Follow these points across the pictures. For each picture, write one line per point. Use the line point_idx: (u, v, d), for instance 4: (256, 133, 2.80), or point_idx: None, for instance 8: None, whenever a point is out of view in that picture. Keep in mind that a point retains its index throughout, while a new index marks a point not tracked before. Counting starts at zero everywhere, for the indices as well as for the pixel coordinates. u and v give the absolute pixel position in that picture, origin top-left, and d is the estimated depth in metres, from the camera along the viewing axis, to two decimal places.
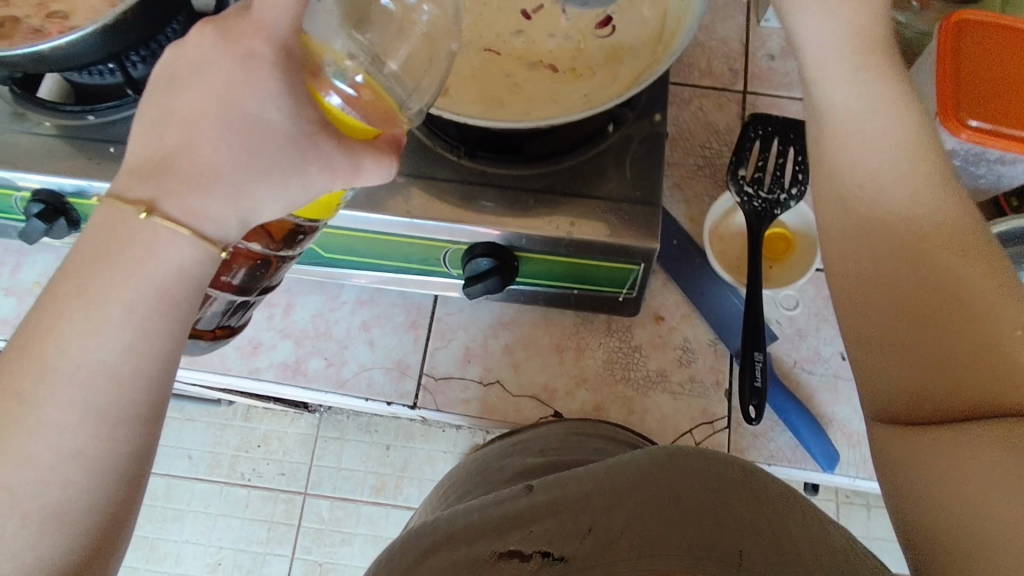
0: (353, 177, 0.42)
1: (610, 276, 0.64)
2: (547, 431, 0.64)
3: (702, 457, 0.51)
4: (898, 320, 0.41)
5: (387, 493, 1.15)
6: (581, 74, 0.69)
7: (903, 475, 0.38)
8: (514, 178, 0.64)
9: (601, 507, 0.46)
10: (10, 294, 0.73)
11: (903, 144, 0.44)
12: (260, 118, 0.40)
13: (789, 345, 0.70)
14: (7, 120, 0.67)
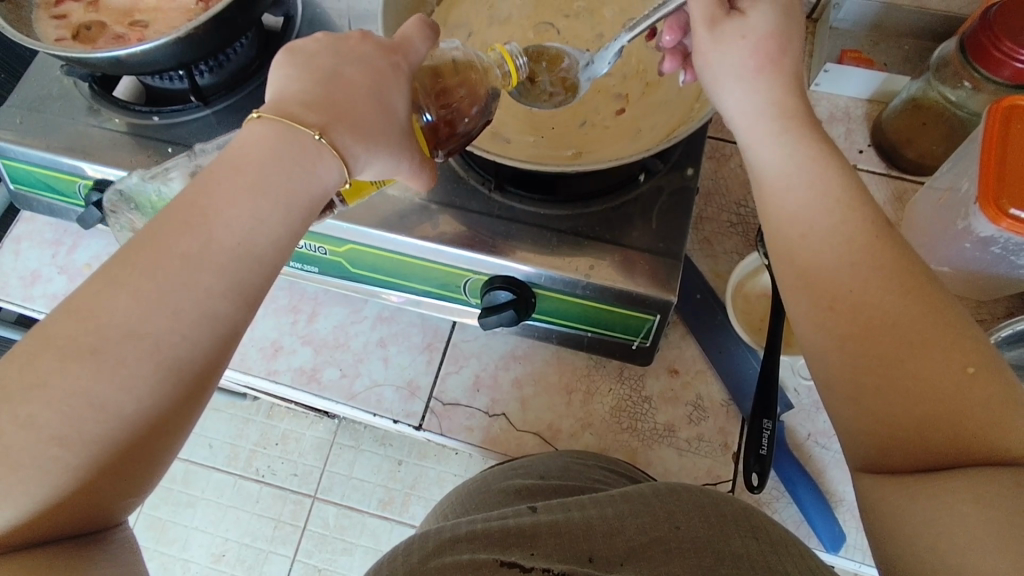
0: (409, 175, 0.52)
1: (625, 324, 0.64)
2: (552, 457, 0.65)
3: (703, 493, 0.54)
4: (867, 374, 0.41)
5: (393, 508, 1.16)
6: (653, 89, 0.70)
7: (900, 535, 0.38)
8: (541, 216, 0.65)
9: (603, 533, 0.49)
10: (63, 273, 0.78)
11: (823, 200, 0.45)
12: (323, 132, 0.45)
13: (804, 416, 0.68)
14: (82, 113, 0.72)
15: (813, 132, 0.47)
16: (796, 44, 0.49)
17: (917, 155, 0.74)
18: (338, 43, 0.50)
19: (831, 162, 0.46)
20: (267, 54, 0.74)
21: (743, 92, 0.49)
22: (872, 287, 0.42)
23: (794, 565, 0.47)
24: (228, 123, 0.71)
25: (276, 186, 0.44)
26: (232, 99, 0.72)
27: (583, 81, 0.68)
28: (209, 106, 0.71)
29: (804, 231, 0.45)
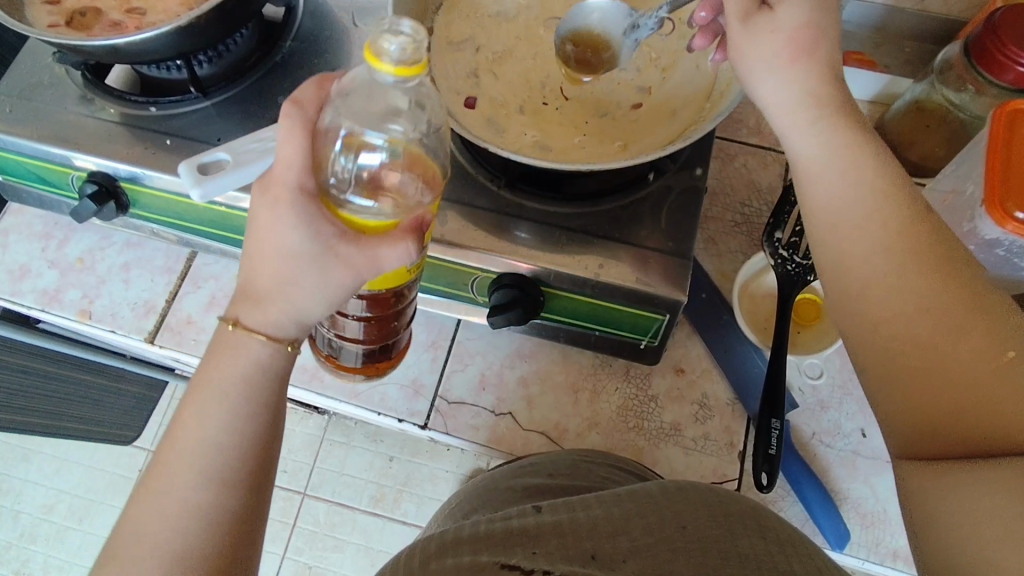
0: (376, 265, 0.43)
1: (633, 323, 0.64)
2: (559, 455, 0.64)
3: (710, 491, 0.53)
4: (900, 364, 0.43)
5: (385, 504, 1.13)
6: (671, 74, 0.67)
7: (929, 523, 0.40)
8: (549, 214, 0.64)
9: (607, 532, 0.48)
10: (53, 267, 0.76)
11: (854, 189, 0.46)
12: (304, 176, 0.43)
13: (809, 415, 0.69)
14: (76, 103, 0.70)
15: (845, 122, 0.48)
16: (817, 45, 0.49)
17: (919, 157, 0.74)
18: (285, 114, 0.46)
19: (865, 151, 0.47)
20: (267, 44, 0.72)
21: (768, 85, 0.50)
22: (903, 275, 0.43)
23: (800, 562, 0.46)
24: (228, 116, 0.69)
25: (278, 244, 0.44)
26: (232, 91, 0.69)
27: (626, 44, 0.67)
28: (208, 97, 0.69)
29: (837, 220, 0.46)
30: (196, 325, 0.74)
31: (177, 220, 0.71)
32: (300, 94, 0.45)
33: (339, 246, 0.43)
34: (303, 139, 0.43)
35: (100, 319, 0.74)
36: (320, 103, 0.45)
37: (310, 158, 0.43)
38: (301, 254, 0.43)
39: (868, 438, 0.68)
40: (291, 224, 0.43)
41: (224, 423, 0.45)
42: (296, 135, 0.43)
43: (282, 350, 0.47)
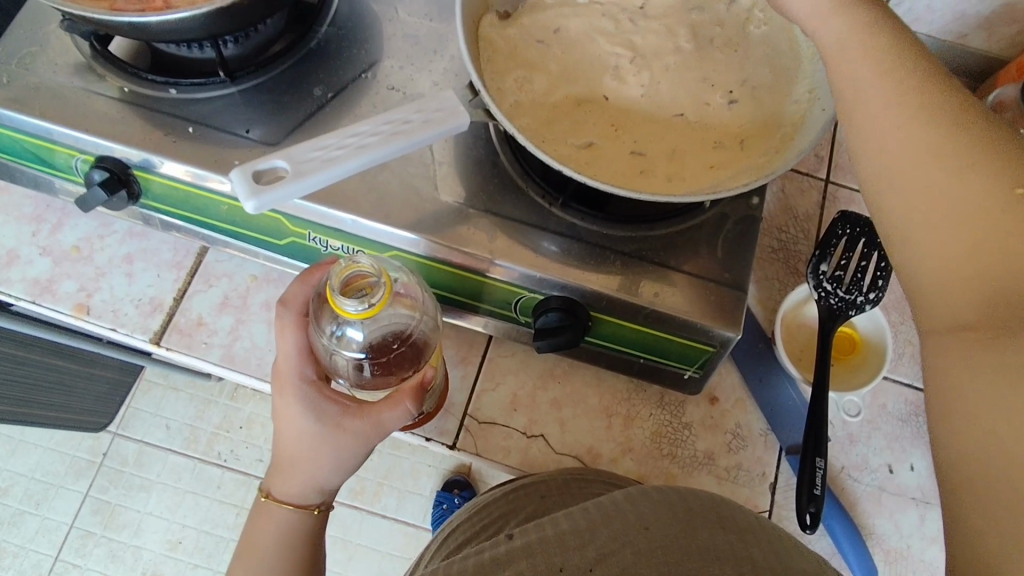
0: (379, 427, 0.52)
1: (681, 353, 0.62)
2: (553, 476, 0.63)
3: (667, 488, 0.50)
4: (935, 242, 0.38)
5: (364, 498, 1.16)
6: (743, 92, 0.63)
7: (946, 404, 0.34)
8: (604, 237, 0.61)
9: (574, 545, 0.43)
10: (45, 254, 0.69)
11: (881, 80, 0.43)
12: (302, 372, 0.53)
13: (840, 448, 0.69)
14: (83, 77, 0.63)
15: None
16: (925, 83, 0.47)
17: None
18: (305, 276, 0.56)
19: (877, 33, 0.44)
20: (302, 28, 0.67)
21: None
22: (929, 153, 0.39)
23: (765, 556, 0.43)
24: (257, 105, 0.63)
25: (291, 439, 0.52)
26: (262, 78, 0.64)
27: None
28: (235, 84, 0.63)
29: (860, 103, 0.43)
30: (206, 328, 0.68)
31: (191, 213, 0.65)
32: (286, 295, 0.55)
33: (345, 422, 0.52)
34: (298, 334, 0.54)
35: (100, 315, 0.67)
36: (302, 301, 0.55)
37: (305, 351, 0.54)
38: (311, 434, 0.52)
39: (894, 474, 0.68)
40: (298, 411, 0.52)
41: (278, 502, 0.55)
42: (289, 330, 0.54)
43: (311, 513, 0.55)
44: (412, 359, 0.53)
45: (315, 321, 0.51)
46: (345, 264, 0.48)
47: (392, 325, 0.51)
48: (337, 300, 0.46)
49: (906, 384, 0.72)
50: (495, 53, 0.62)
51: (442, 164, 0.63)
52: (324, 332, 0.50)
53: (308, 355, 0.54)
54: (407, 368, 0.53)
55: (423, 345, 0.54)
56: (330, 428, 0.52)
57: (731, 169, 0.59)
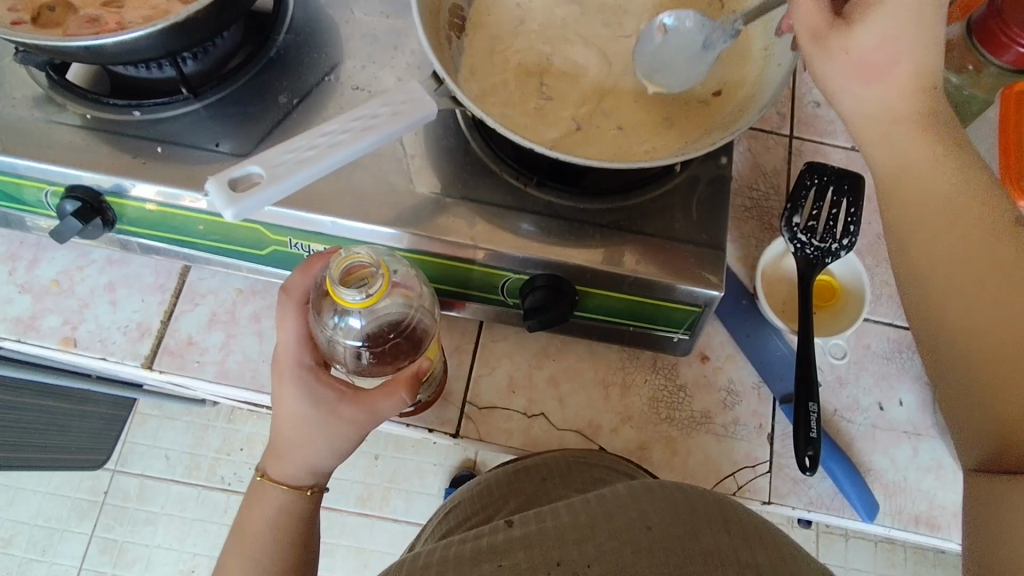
0: (377, 415, 0.53)
1: (669, 317, 0.64)
2: (553, 458, 0.63)
3: (677, 486, 0.48)
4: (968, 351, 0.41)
5: (373, 503, 1.18)
6: None
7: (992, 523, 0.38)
8: (581, 212, 0.62)
9: (575, 540, 0.42)
10: (24, 292, 0.69)
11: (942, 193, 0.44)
12: (298, 357, 0.54)
13: (830, 392, 0.71)
14: (44, 109, 0.62)
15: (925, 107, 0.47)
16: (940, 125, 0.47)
17: None
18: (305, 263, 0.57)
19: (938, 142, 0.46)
20: (261, 38, 0.67)
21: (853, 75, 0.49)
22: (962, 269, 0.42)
23: (768, 562, 0.43)
24: (223, 118, 0.63)
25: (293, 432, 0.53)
26: (225, 92, 0.64)
27: None
28: (199, 99, 0.63)
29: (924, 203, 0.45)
30: (197, 346, 0.68)
31: (169, 233, 0.65)
32: (290, 283, 0.55)
33: (341, 408, 0.52)
34: (297, 322, 0.54)
35: (88, 346, 0.67)
36: (304, 290, 0.55)
37: (304, 340, 0.54)
38: (307, 419, 0.52)
39: (885, 411, 0.70)
40: (295, 395, 0.53)
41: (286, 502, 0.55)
42: (290, 319, 0.54)
43: (305, 495, 0.55)
44: (411, 349, 0.54)
45: (317, 312, 0.51)
46: (345, 254, 0.48)
47: (390, 315, 0.53)
48: (336, 288, 0.47)
49: (887, 324, 0.74)
50: (457, 42, 0.63)
51: (415, 157, 0.63)
52: (326, 322, 0.51)
53: (304, 346, 0.54)
54: (405, 358, 0.54)
55: (423, 334, 0.55)
56: (325, 415, 0.52)
57: (703, 133, 0.60)
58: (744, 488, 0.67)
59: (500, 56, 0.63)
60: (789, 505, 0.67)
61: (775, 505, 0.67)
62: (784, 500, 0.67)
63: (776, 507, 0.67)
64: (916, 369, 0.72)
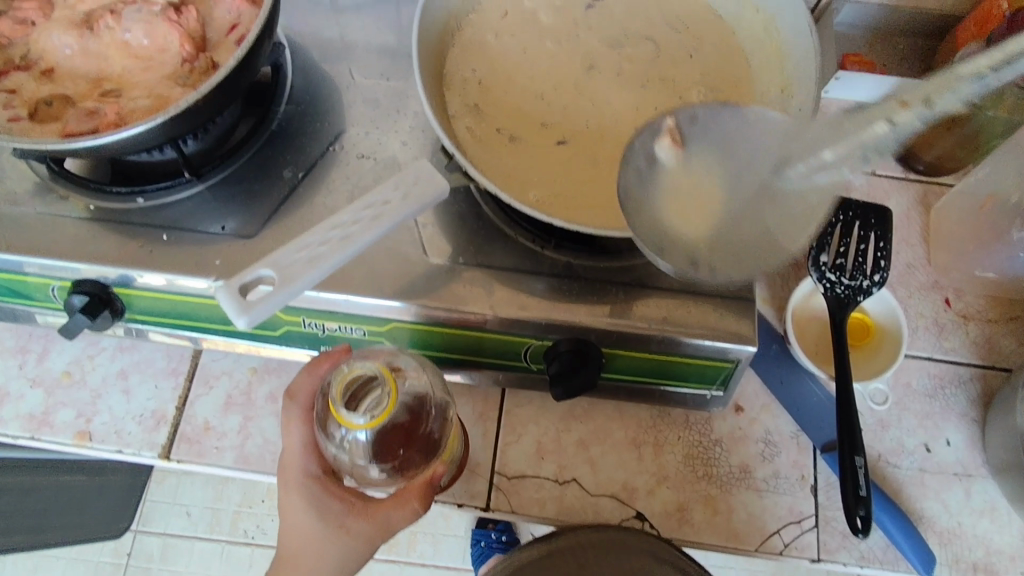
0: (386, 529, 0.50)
1: (701, 374, 0.61)
2: (589, 538, 0.59)
3: None
4: None
5: (399, 549, 1.14)
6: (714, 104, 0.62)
7: None
8: (601, 271, 0.60)
9: None
10: (36, 385, 0.67)
11: None
12: (304, 465, 0.52)
13: (873, 436, 0.67)
14: (47, 202, 0.61)
15: None
16: None
17: (936, 158, 0.76)
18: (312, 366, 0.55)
19: None
20: (261, 111, 0.65)
21: None
22: None
23: None
24: (228, 199, 0.61)
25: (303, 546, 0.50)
26: (228, 171, 0.62)
27: None
28: (203, 181, 0.62)
29: None
30: (214, 432, 0.66)
31: (178, 319, 0.63)
32: (294, 387, 0.54)
33: (348, 521, 0.50)
34: (303, 428, 0.52)
35: (103, 439, 0.65)
36: (310, 393, 0.53)
37: (310, 448, 0.52)
38: (313, 533, 0.50)
39: (932, 452, 0.67)
40: (302, 508, 0.50)
41: None
42: (296, 424, 0.53)
43: None
44: (424, 458, 0.51)
45: (322, 427, 0.49)
46: (347, 370, 0.47)
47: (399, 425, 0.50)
48: (341, 411, 0.45)
49: (927, 359, 0.71)
50: (462, 105, 0.61)
51: (426, 225, 0.61)
52: (332, 438, 0.49)
53: (309, 454, 0.52)
54: (418, 468, 0.51)
55: (437, 440, 0.52)
56: (331, 526, 0.50)
57: (723, 185, 0.57)
58: (791, 546, 0.63)
59: (507, 116, 0.61)
60: (841, 561, 0.63)
61: (825, 562, 0.63)
62: (834, 557, 0.63)
63: (826, 564, 0.64)
64: (961, 406, 0.69)
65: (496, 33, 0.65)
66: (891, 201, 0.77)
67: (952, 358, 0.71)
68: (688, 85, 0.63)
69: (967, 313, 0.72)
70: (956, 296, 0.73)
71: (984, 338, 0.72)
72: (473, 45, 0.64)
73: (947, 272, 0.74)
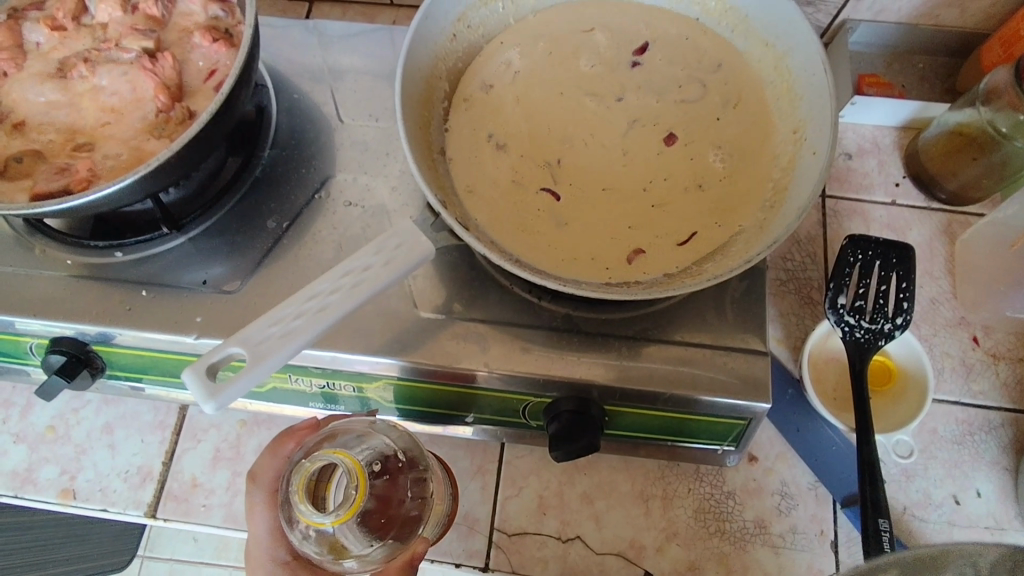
0: None
1: (712, 429, 0.57)
2: None
3: None
4: None
5: None
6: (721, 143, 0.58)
7: None
8: (603, 323, 0.57)
9: None
10: (19, 441, 0.65)
11: None
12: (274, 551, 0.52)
13: (897, 487, 0.63)
14: (23, 257, 0.58)
15: None
16: None
17: (959, 186, 0.72)
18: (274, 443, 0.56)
19: None
20: (244, 155, 0.62)
21: None
22: None
23: None
24: (210, 251, 0.59)
25: None
26: (210, 221, 0.60)
27: None
28: (184, 232, 0.59)
29: None
30: (202, 488, 0.64)
31: (161, 375, 0.60)
32: (256, 471, 0.54)
33: None
34: (268, 515, 0.53)
35: (87, 498, 0.63)
36: (271, 475, 0.54)
37: (276, 534, 0.53)
38: None
39: (962, 505, 0.63)
40: None
41: None
42: (261, 512, 0.53)
43: None
44: (403, 539, 0.51)
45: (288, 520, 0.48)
46: (307, 464, 0.47)
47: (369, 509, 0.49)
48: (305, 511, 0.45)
49: (954, 402, 0.66)
50: (453, 149, 0.58)
51: (417, 275, 0.58)
52: (298, 532, 0.48)
53: (279, 539, 0.53)
54: (398, 550, 0.50)
55: (415, 518, 0.52)
56: None
57: (732, 233, 0.54)
58: None
59: (500, 158, 0.58)
60: None
61: None
62: None
63: None
64: (992, 453, 0.64)
65: (489, 69, 0.62)
66: (913, 231, 0.73)
67: (981, 401, 0.66)
68: (693, 122, 0.59)
69: (997, 352, 0.68)
70: (984, 334, 0.69)
71: (1015, 379, 0.67)
72: (465, 85, 0.61)
73: (974, 307, 0.70)
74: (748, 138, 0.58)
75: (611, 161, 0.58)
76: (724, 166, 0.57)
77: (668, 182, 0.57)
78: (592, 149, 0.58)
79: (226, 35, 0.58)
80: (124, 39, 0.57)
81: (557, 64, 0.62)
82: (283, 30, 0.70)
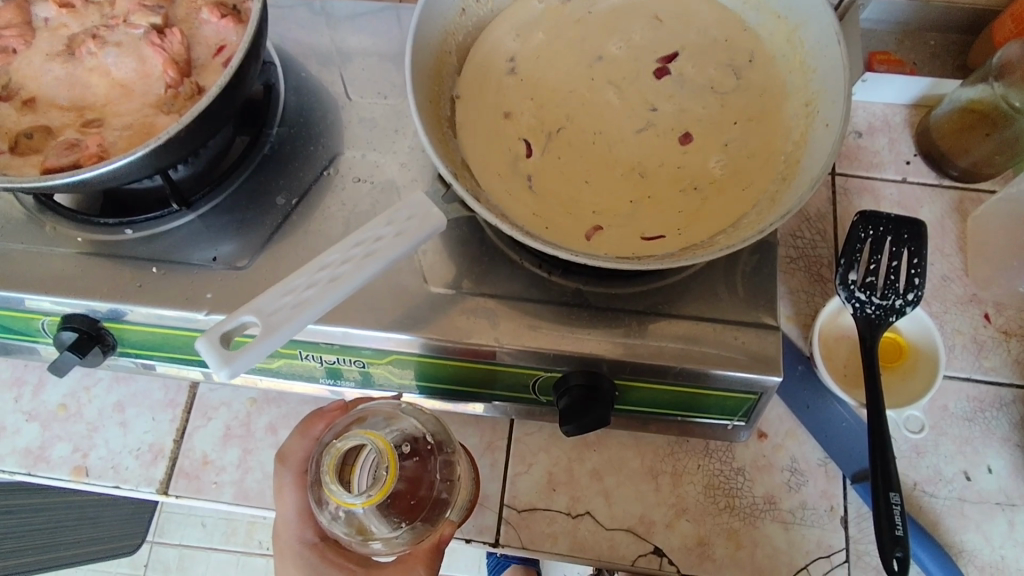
0: None
1: (722, 404, 0.57)
2: None
3: None
4: None
5: None
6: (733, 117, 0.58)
7: None
8: (613, 298, 0.57)
9: None
10: (32, 420, 0.65)
11: None
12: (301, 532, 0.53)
13: (907, 463, 0.63)
14: (34, 234, 0.59)
15: None
16: None
17: (972, 163, 0.71)
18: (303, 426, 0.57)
19: None
20: (253, 132, 0.62)
21: None
22: None
23: None
24: (219, 227, 0.59)
25: None
26: (219, 198, 0.60)
27: None
28: (193, 210, 0.59)
29: None
30: (213, 466, 0.64)
31: (171, 352, 0.60)
32: (286, 452, 0.55)
33: None
34: (296, 495, 0.54)
35: (100, 475, 0.63)
36: (300, 457, 0.55)
37: (304, 515, 0.53)
38: None
39: (972, 481, 0.63)
40: None
41: None
42: (289, 493, 0.54)
43: None
44: (431, 521, 0.51)
45: (318, 499, 0.50)
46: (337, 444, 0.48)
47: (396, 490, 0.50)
48: (336, 491, 0.46)
49: (965, 379, 0.66)
50: (463, 123, 0.57)
51: (427, 251, 0.58)
52: (328, 510, 0.49)
53: (307, 520, 0.53)
54: (425, 532, 0.51)
55: (444, 501, 0.52)
56: None
57: (743, 206, 0.53)
58: None
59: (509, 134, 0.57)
60: None
61: None
62: None
63: None
64: (1003, 430, 0.64)
65: (498, 44, 0.61)
66: (924, 209, 0.72)
67: (992, 378, 0.66)
68: (704, 96, 0.59)
69: (1009, 329, 0.68)
70: (996, 311, 0.69)
71: None
72: (474, 61, 0.61)
73: (986, 284, 0.69)
74: (761, 111, 0.58)
75: (622, 136, 0.57)
76: (738, 140, 0.57)
77: (681, 157, 0.56)
78: (602, 123, 0.58)
79: (234, 10, 0.58)
80: (132, 15, 0.57)
81: (566, 40, 0.62)
82: (290, 9, 0.70)
